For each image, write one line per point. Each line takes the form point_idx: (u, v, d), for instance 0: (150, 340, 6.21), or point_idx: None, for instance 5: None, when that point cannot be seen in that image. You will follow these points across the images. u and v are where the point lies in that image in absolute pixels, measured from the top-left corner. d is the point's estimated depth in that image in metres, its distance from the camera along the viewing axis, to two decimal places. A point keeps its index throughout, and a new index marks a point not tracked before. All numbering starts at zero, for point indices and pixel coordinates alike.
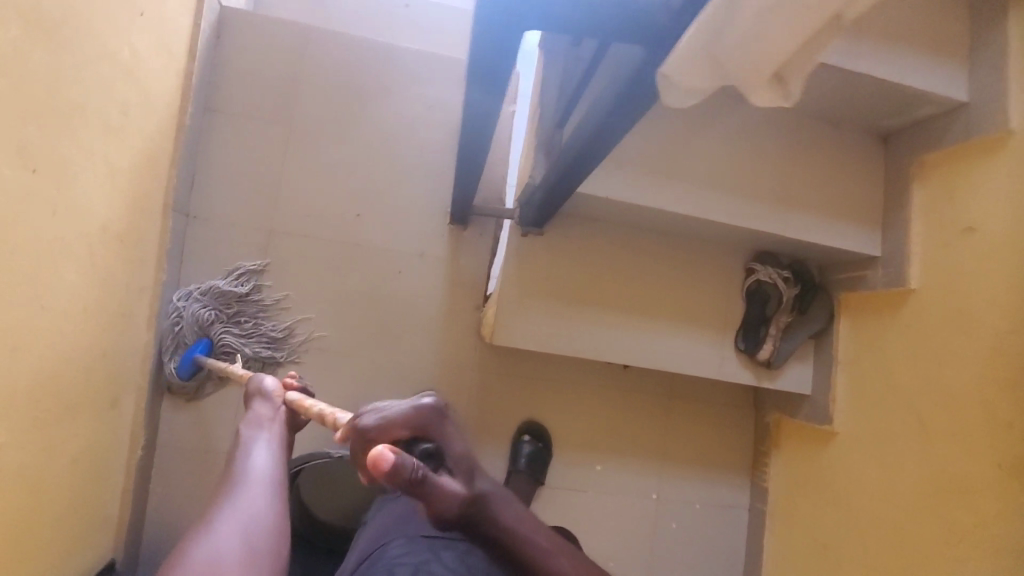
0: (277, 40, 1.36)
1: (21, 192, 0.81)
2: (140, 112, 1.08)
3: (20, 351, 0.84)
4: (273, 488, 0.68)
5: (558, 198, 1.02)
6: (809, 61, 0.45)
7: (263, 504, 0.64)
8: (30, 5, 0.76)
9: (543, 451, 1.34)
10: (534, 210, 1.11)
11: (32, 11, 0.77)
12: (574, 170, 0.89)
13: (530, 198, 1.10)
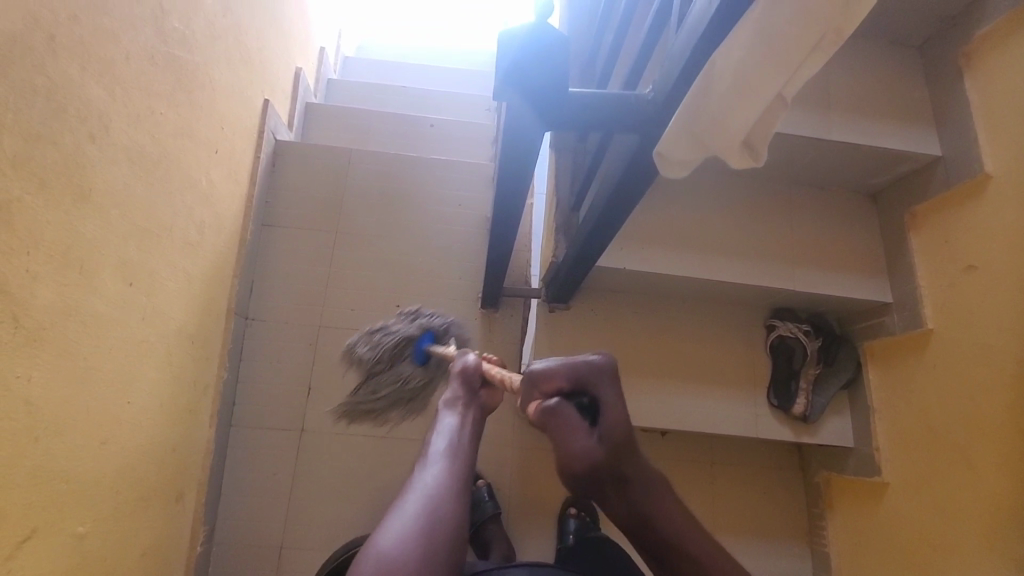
0: (323, 162, 1.57)
1: (119, 300, 0.95)
2: (212, 230, 1.25)
3: (108, 443, 0.94)
4: (455, 462, 0.67)
5: (579, 272, 1.13)
6: (772, 126, 0.49)
7: (440, 470, 0.65)
8: (135, 152, 0.96)
9: (590, 524, 1.32)
10: (559, 286, 1.21)
11: (136, 154, 0.96)
12: (590, 245, 1.00)
13: (555, 274, 1.21)
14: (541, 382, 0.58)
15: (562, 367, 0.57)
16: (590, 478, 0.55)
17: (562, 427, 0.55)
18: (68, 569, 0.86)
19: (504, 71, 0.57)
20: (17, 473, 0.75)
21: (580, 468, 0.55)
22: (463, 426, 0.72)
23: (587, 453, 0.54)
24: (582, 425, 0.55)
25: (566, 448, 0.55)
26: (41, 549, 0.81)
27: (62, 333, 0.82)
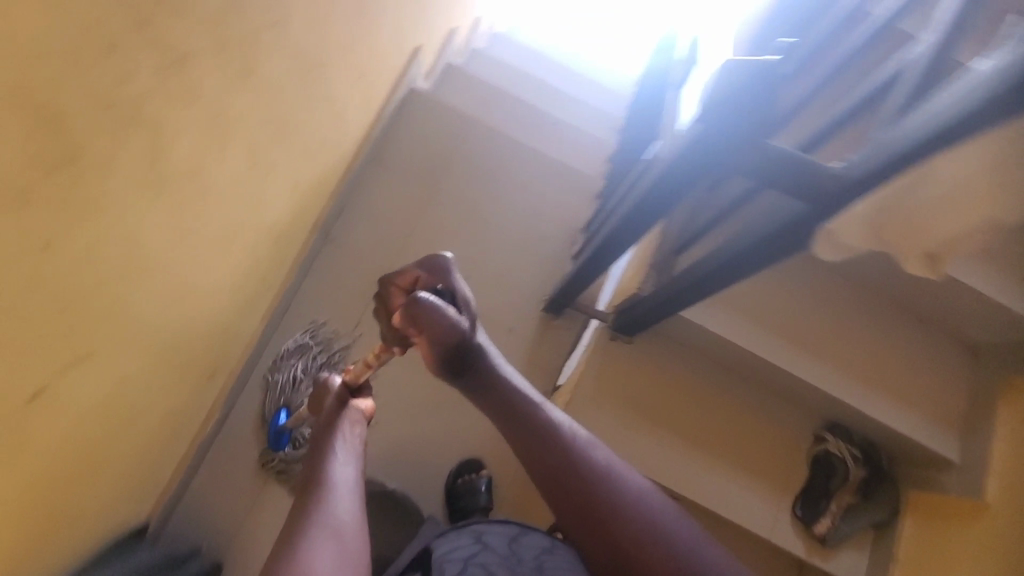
0: (446, 122, 1.63)
1: (235, 178, 0.98)
2: (330, 147, 1.29)
3: (181, 302, 0.99)
4: (353, 495, 0.75)
5: (657, 311, 1.12)
6: (955, 248, 0.63)
7: (348, 504, 0.73)
8: (301, 50, 0.99)
9: None
10: (630, 318, 1.21)
11: (301, 52, 0.99)
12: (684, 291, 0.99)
13: (630, 306, 1.21)
14: (399, 282, 0.87)
15: (413, 267, 0.86)
16: (453, 344, 0.80)
17: (432, 310, 0.78)
18: (105, 402, 0.90)
19: (714, 93, 0.56)
20: (116, 305, 0.80)
21: (449, 336, 0.78)
22: (341, 445, 0.83)
23: (452, 323, 0.79)
24: (446, 307, 0.79)
25: (438, 321, 0.78)
26: (108, 377, 0.87)
27: (190, 194, 0.87)
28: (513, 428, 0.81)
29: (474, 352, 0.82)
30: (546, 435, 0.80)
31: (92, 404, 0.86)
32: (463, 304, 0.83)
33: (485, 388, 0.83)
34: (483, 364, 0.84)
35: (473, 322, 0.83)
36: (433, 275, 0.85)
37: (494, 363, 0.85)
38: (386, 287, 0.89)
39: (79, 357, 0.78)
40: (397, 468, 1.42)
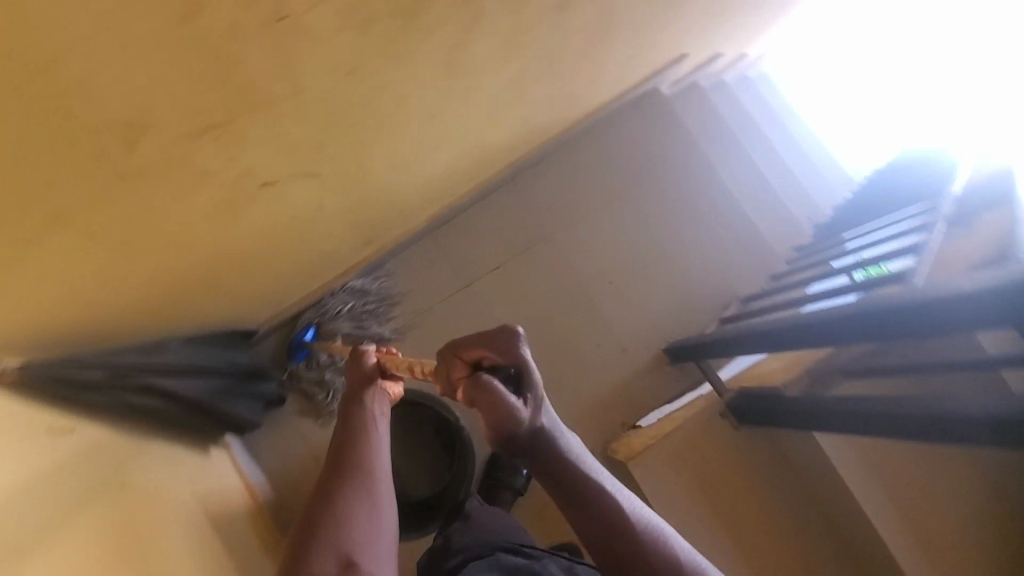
0: (667, 137, 1.63)
1: (492, 90, 1.04)
2: (564, 104, 1.33)
3: (391, 171, 1.07)
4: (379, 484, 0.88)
5: (792, 414, 1.11)
6: None
7: (372, 498, 0.86)
8: (607, 9, 1.03)
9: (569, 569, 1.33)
10: (756, 406, 1.19)
11: (605, 12, 1.03)
12: (844, 416, 0.97)
13: (762, 396, 1.19)
14: (460, 351, 0.64)
15: (476, 339, 0.62)
16: (516, 437, 0.63)
17: (498, 406, 0.60)
18: (297, 219, 0.99)
19: None
20: (354, 135, 0.88)
21: (512, 432, 0.62)
22: (369, 440, 0.91)
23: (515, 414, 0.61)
24: (508, 395, 0.61)
25: (500, 416, 0.61)
26: (312, 194, 0.96)
27: (457, 78, 0.92)
28: (577, 512, 0.71)
29: (536, 438, 0.67)
30: (611, 523, 0.71)
31: (290, 207, 0.95)
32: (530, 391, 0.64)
33: (548, 470, 0.69)
34: (546, 446, 0.68)
35: (539, 401, 0.65)
36: (500, 347, 0.62)
37: (561, 442, 0.69)
38: (445, 351, 0.65)
39: (307, 160, 0.86)
40: (459, 408, 1.46)
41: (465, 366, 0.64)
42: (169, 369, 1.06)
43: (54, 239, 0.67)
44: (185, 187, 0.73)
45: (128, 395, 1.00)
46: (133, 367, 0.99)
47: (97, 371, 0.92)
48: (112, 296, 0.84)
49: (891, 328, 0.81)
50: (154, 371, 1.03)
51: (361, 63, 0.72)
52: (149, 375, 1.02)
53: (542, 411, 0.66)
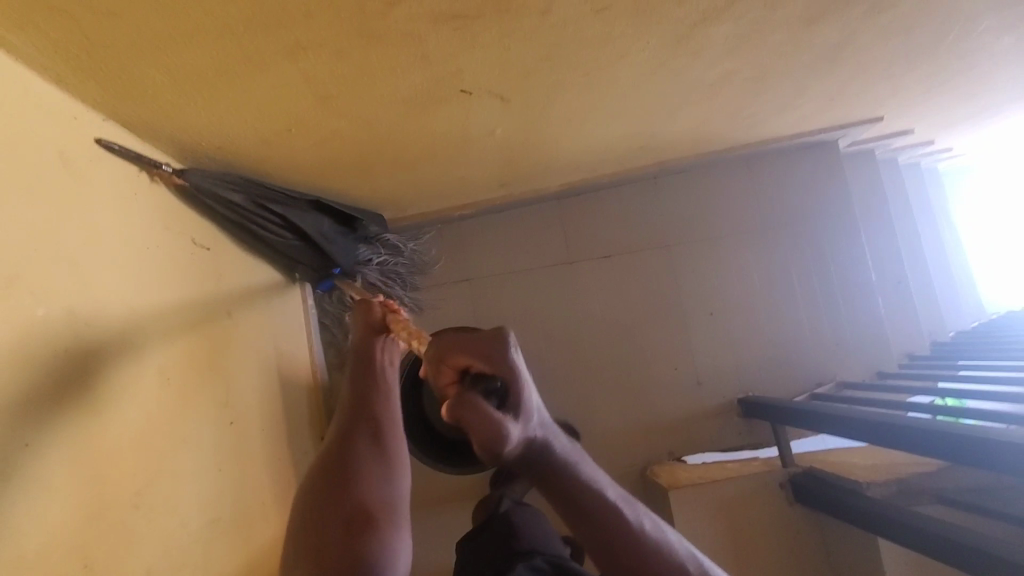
0: (830, 191, 1.51)
1: (696, 81, 1.01)
2: (743, 123, 1.28)
3: (565, 124, 1.06)
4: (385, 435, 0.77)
5: (851, 511, 1.06)
6: None
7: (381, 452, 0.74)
8: (843, 39, 0.97)
9: None
10: (817, 491, 1.15)
11: (840, 41, 0.98)
12: (907, 533, 0.92)
13: (829, 483, 1.14)
14: (445, 355, 0.46)
15: (459, 339, 0.46)
16: (505, 455, 0.44)
17: (487, 420, 0.41)
18: (466, 136, 1.00)
19: None
20: (562, 74, 0.88)
21: (500, 453, 0.43)
22: (380, 400, 0.80)
23: (502, 426, 0.42)
24: (496, 410, 0.42)
25: (485, 437, 0.42)
26: (493, 117, 0.97)
27: (677, 57, 0.90)
28: (584, 526, 0.51)
29: (534, 447, 0.48)
30: (593, 514, 0.51)
31: (468, 123, 0.96)
32: (521, 398, 0.45)
33: (549, 481, 0.50)
34: (540, 448, 0.49)
35: (533, 410, 0.48)
36: (487, 346, 0.45)
37: (558, 447, 0.50)
38: (426, 358, 0.48)
39: (512, 81, 0.86)
40: None
41: (452, 374, 0.46)
42: (292, 205, 1.04)
43: (288, 63, 0.70)
44: (409, 59, 0.75)
45: (251, 222, 1.00)
46: (260, 196, 0.98)
47: (239, 197, 0.95)
48: (294, 139, 0.88)
49: (1016, 465, 0.74)
50: (278, 207, 1.01)
51: (616, 2, 0.72)
52: (278, 214, 1.02)
53: (534, 418, 0.48)
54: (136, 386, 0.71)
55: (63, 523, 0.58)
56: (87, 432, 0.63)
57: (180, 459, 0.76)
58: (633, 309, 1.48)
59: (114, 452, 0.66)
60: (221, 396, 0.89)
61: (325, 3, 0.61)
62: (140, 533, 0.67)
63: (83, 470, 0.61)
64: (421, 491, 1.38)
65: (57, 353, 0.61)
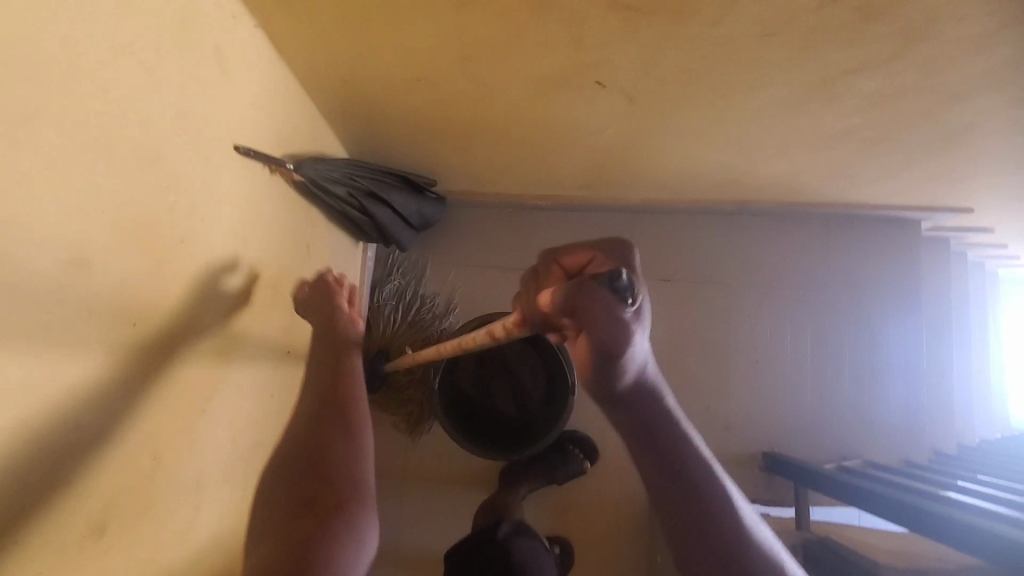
0: (901, 269, 1.50)
1: (817, 129, 1.00)
2: (837, 182, 1.28)
3: (677, 140, 1.06)
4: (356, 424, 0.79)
5: None
6: None
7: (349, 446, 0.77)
8: (975, 125, 0.97)
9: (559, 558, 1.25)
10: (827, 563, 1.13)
11: (970, 125, 0.97)
12: None
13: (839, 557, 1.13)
14: (563, 256, 0.47)
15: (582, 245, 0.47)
16: (621, 356, 0.46)
17: (599, 313, 0.41)
18: (579, 128, 1.00)
19: None
20: (697, 90, 0.87)
21: (616, 348, 0.44)
22: (348, 420, 0.79)
23: (621, 327, 0.42)
24: (620, 311, 0.41)
25: (608, 330, 0.42)
26: (612, 118, 0.96)
27: (813, 101, 0.89)
28: (668, 486, 0.56)
29: (634, 381, 0.52)
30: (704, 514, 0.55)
31: (587, 116, 0.96)
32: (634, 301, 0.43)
33: (640, 417, 0.56)
34: (647, 391, 0.55)
35: (648, 325, 0.47)
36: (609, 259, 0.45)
37: (656, 390, 0.56)
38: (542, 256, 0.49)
39: (648, 86, 0.86)
40: None
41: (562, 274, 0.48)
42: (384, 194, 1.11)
43: (450, 12, 0.70)
44: (563, 40, 0.74)
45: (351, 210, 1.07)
46: (355, 181, 1.04)
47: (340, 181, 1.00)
48: (418, 90, 0.88)
49: None
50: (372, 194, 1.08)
51: (785, 32, 0.71)
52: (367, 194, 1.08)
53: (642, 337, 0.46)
54: (221, 291, 0.71)
55: (130, 402, 0.57)
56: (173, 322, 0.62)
57: (231, 374, 0.76)
58: (678, 338, 1.47)
59: (185, 348, 0.65)
60: (284, 323, 0.89)
61: None
62: (186, 433, 0.67)
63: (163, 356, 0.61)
64: (431, 464, 1.37)
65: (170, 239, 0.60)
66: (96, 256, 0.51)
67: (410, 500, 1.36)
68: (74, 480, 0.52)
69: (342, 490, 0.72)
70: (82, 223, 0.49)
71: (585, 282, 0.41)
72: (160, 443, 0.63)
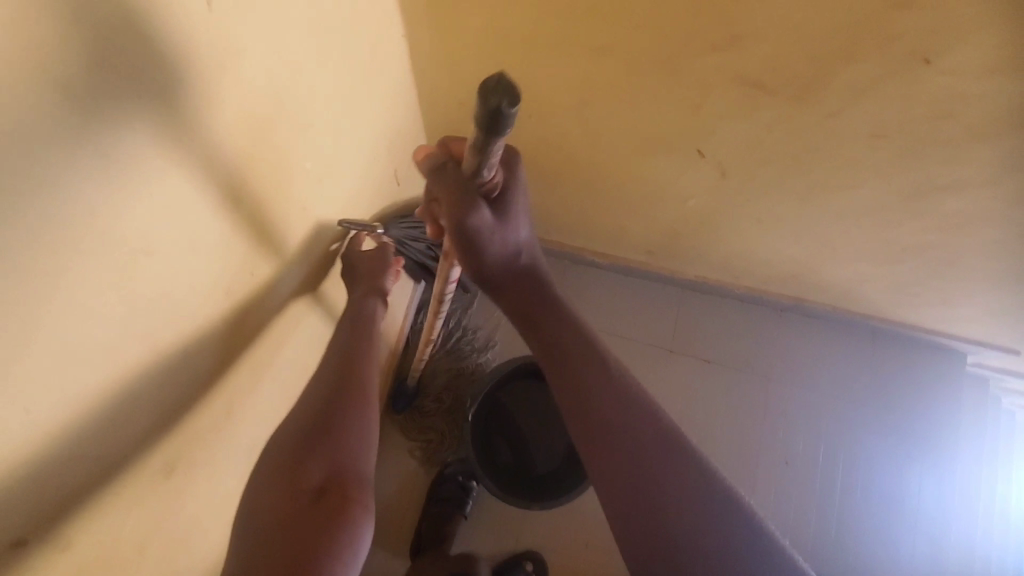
0: (940, 398, 1.49)
1: (893, 239, 1.03)
2: (896, 297, 1.29)
3: (752, 223, 1.08)
4: (364, 416, 0.70)
5: None
6: None
7: (359, 435, 0.67)
8: None
9: None
10: None
11: None
12: None
13: None
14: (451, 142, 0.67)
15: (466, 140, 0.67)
16: (470, 233, 0.62)
17: (458, 193, 0.59)
18: (663, 192, 1.03)
19: None
20: (789, 177, 0.90)
21: (461, 224, 0.61)
22: (363, 408, 0.70)
23: (468, 216, 0.60)
24: (470, 207, 0.60)
25: (456, 210, 0.60)
26: (698, 188, 0.99)
27: (898, 209, 0.92)
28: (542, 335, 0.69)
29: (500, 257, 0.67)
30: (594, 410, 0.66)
31: (674, 181, 0.99)
32: (491, 184, 0.61)
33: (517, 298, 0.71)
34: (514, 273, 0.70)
35: (511, 220, 0.65)
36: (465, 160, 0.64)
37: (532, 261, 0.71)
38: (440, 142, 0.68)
39: (743, 163, 0.89)
40: None
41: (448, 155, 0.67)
42: None
43: (587, 58, 0.74)
44: (680, 104, 0.78)
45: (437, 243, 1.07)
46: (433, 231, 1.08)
47: None
48: (524, 126, 0.93)
49: None
50: None
51: (894, 135, 0.75)
52: None
53: (514, 222, 0.65)
54: (291, 259, 0.72)
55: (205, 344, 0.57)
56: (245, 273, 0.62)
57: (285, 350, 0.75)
58: (707, 421, 1.44)
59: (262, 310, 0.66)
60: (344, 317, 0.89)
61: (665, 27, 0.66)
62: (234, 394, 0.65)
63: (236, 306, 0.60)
64: None
65: (273, 196, 0.63)
66: (205, 205, 0.53)
67: (407, 532, 1.30)
68: (147, 401, 0.52)
69: (350, 485, 0.61)
70: (209, 168, 0.52)
71: (450, 164, 0.61)
72: (203, 396, 0.62)
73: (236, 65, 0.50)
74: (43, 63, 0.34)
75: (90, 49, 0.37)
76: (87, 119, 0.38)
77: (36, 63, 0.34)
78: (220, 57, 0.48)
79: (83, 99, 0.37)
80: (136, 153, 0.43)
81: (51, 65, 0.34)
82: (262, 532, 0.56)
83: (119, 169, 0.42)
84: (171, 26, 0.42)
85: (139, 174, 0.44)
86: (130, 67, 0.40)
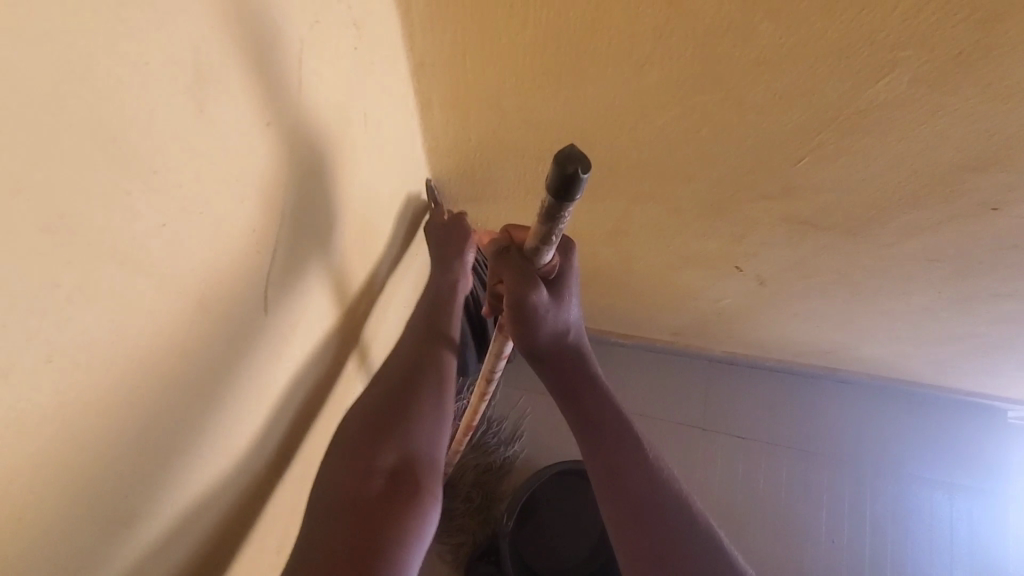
0: (985, 461, 1.43)
1: (940, 331, 0.99)
2: (936, 370, 1.24)
3: (790, 317, 1.04)
4: (436, 410, 0.58)
5: None
6: None
7: (424, 435, 0.55)
8: None
9: None
10: None
11: None
12: None
13: None
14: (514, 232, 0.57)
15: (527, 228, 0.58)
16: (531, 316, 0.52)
17: (517, 276, 0.51)
18: (698, 295, 0.99)
19: None
20: (833, 287, 0.86)
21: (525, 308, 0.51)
22: (436, 400, 0.58)
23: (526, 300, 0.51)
24: (530, 287, 0.51)
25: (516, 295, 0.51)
26: (736, 292, 0.95)
27: (951, 311, 0.88)
28: (591, 438, 0.57)
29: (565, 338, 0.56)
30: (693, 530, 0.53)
31: (711, 287, 0.95)
32: (550, 265, 0.53)
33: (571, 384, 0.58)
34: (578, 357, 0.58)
35: (570, 303, 0.56)
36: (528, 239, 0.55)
37: (583, 350, 0.59)
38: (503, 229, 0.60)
39: (785, 277, 0.85)
40: None
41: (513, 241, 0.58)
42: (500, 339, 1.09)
43: (626, 202, 0.70)
44: (722, 235, 0.74)
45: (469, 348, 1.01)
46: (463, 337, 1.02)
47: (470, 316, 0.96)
48: None
49: None
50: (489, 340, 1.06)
51: (952, 260, 0.71)
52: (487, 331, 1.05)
53: (571, 308, 0.56)
54: None
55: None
56: (286, 483, 0.58)
57: None
58: (746, 501, 1.39)
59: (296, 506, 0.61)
60: None
61: (711, 180, 0.62)
62: None
63: (274, 522, 0.56)
64: None
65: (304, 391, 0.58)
66: (231, 491, 0.49)
67: None
68: None
69: (411, 496, 0.50)
70: (234, 464, 0.48)
71: (513, 250, 0.52)
72: None
73: (276, 297, 0.46)
74: (97, 444, 0.33)
75: (102, 460, 0.34)
76: (157, 435, 0.38)
77: (115, 396, 0.33)
78: (252, 352, 0.45)
79: (165, 403, 0.37)
80: (156, 517, 0.40)
81: (87, 468, 0.33)
82: (325, 517, 0.47)
83: (136, 542, 0.39)
84: (230, 308, 0.41)
85: (159, 531, 0.41)
86: (181, 396, 0.39)
